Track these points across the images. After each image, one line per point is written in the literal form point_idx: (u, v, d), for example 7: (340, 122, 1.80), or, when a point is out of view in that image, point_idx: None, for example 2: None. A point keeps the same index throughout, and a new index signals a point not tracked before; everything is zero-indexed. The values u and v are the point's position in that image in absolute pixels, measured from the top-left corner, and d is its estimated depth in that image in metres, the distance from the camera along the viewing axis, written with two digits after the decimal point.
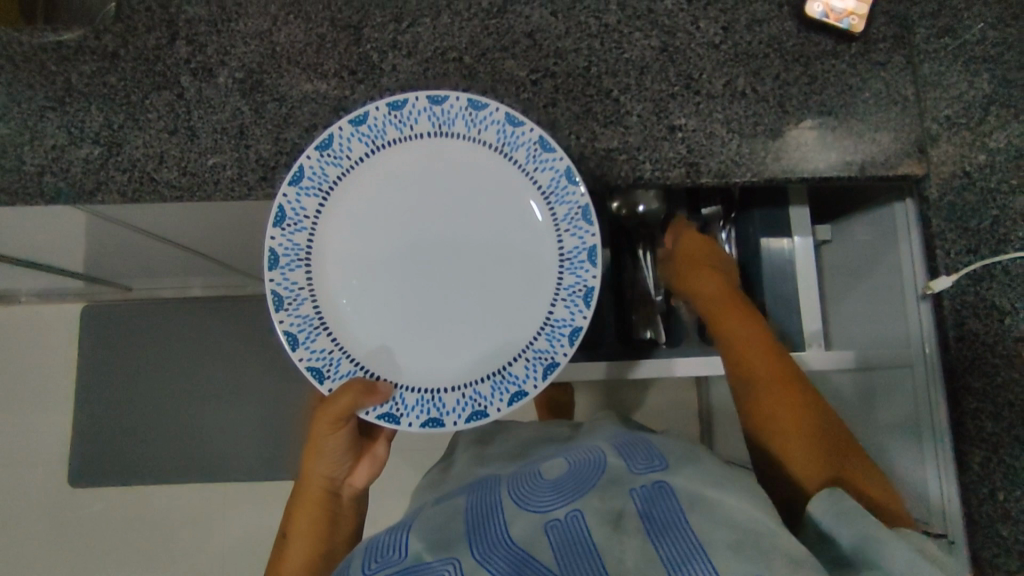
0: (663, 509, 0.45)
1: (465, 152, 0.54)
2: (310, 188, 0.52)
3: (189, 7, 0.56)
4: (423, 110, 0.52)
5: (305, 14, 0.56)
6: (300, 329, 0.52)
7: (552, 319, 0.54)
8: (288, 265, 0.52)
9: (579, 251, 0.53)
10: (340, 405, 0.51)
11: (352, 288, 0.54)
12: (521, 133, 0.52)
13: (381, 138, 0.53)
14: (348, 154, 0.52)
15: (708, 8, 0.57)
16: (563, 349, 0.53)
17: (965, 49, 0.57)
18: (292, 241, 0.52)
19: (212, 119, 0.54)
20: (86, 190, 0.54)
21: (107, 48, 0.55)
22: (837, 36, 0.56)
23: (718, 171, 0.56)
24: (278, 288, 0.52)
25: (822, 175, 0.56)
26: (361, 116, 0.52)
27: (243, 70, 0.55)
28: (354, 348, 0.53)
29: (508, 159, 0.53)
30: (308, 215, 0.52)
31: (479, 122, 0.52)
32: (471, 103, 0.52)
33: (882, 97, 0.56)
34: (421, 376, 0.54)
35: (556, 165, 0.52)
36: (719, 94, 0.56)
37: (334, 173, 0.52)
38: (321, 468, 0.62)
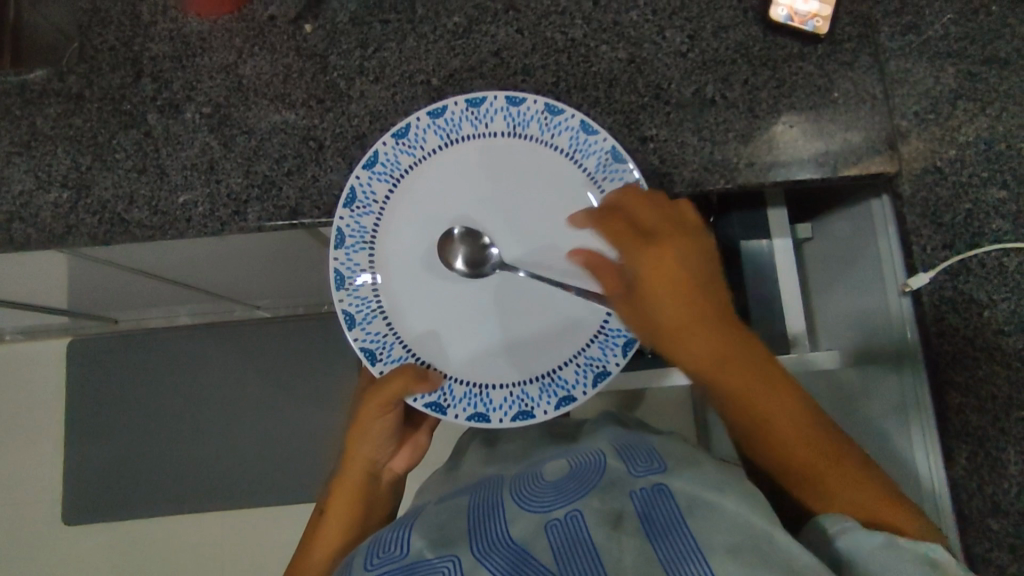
0: (662, 510, 0.45)
1: (540, 155, 0.56)
2: (382, 173, 0.54)
3: (153, 45, 0.56)
4: (500, 109, 0.54)
5: (270, 45, 0.56)
6: (358, 310, 0.54)
7: (606, 329, 0.55)
8: (352, 246, 0.54)
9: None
10: (392, 389, 0.52)
11: (419, 275, 0.56)
12: (594, 141, 0.54)
13: (456, 133, 0.55)
14: (422, 145, 0.55)
15: (673, 17, 0.57)
16: (615, 359, 0.54)
17: (929, 45, 0.57)
18: (359, 224, 0.54)
19: (180, 155, 0.54)
20: (57, 233, 0.53)
21: (72, 90, 0.55)
22: (802, 38, 0.56)
23: (692, 181, 0.56)
24: (340, 267, 0.54)
25: (793, 179, 0.56)
26: (439, 109, 0.54)
27: (210, 105, 0.55)
28: (402, 330, 0.55)
29: (578, 165, 0.55)
30: (378, 199, 0.54)
31: (554, 126, 0.54)
32: (548, 108, 0.54)
33: (851, 97, 0.56)
34: (465, 367, 0.54)
35: (626, 175, 0.53)
36: (688, 103, 0.56)
37: (407, 162, 0.55)
38: (366, 451, 0.62)
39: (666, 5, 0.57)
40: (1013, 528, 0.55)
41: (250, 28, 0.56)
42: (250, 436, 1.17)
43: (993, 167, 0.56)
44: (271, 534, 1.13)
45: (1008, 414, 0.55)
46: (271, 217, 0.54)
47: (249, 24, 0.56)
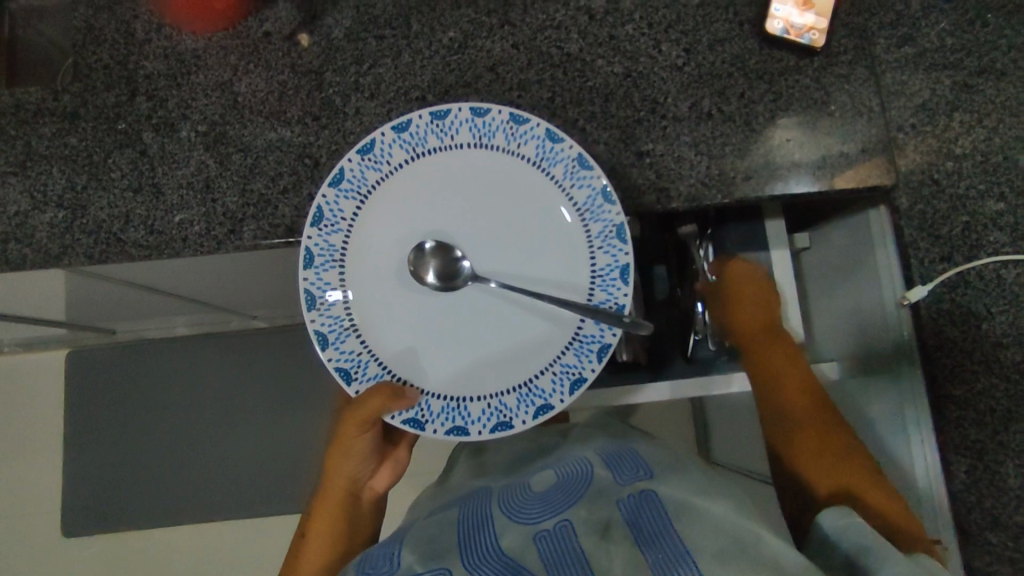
0: (650, 517, 0.45)
1: (505, 165, 0.54)
2: (349, 190, 0.53)
3: (147, 63, 0.55)
4: (465, 121, 0.53)
5: (265, 62, 0.55)
6: (331, 329, 0.52)
7: (580, 335, 0.53)
8: (322, 265, 0.53)
9: (612, 269, 0.53)
10: (367, 408, 0.51)
11: (387, 295, 0.54)
12: (561, 150, 0.53)
13: (421, 146, 0.53)
14: (388, 159, 0.53)
15: (669, 31, 0.57)
16: (591, 365, 0.52)
17: (925, 57, 0.57)
18: (328, 242, 0.53)
19: (176, 174, 0.54)
20: (53, 254, 0.53)
21: (66, 110, 0.55)
22: (799, 51, 0.56)
23: (689, 195, 0.56)
24: (312, 288, 0.52)
25: (788, 192, 0.56)
26: (404, 123, 0.53)
27: (205, 123, 0.55)
28: (377, 352, 0.53)
29: (547, 175, 0.54)
30: (346, 217, 0.53)
31: (520, 136, 0.53)
32: (513, 118, 0.52)
33: (847, 110, 0.56)
34: (443, 385, 0.53)
35: (593, 183, 0.53)
36: (685, 117, 0.56)
37: (374, 177, 0.53)
38: (346, 469, 0.62)
39: (662, 19, 0.57)
40: (1012, 541, 0.55)
41: (245, 45, 0.56)
42: (249, 445, 1.17)
43: (990, 179, 0.56)
44: (271, 543, 1.13)
45: (1007, 428, 0.55)
46: (267, 235, 0.54)
47: (244, 41, 0.56)
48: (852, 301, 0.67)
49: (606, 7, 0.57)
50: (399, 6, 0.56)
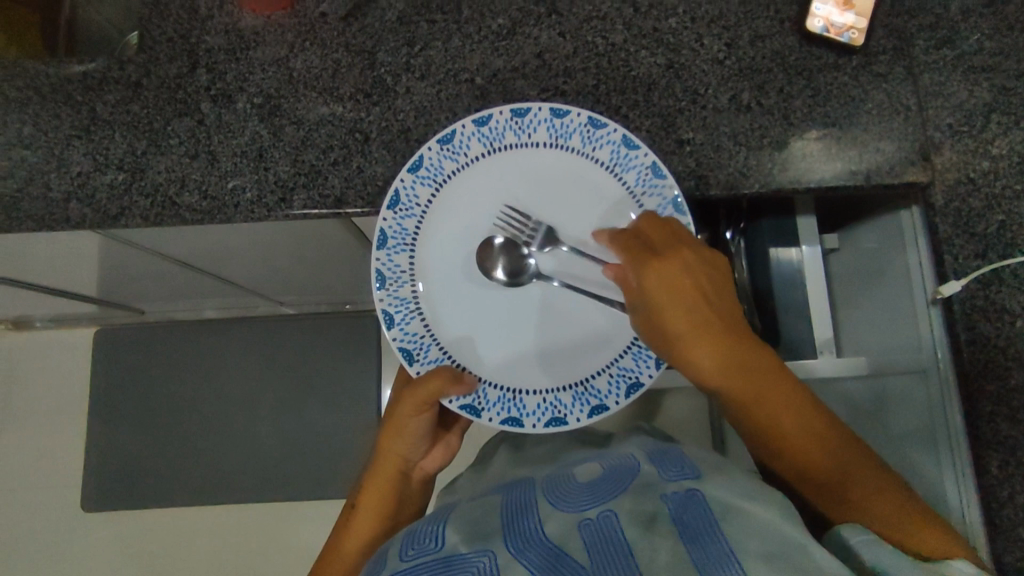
0: (696, 514, 0.45)
1: (580, 169, 0.58)
2: (426, 177, 0.56)
3: (208, 37, 0.58)
4: (544, 120, 0.56)
5: (321, 41, 0.58)
6: (397, 310, 0.56)
7: (640, 341, 0.56)
8: (395, 247, 0.56)
9: None
10: (429, 388, 0.54)
11: (460, 280, 0.58)
12: (636, 156, 0.55)
13: (500, 141, 0.57)
14: (466, 151, 0.56)
15: (711, 26, 0.59)
16: (648, 372, 0.55)
17: (963, 59, 0.59)
18: (402, 226, 0.56)
19: (231, 143, 0.56)
20: (110, 214, 0.55)
21: (131, 79, 0.57)
22: (837, 48, 0.58)
23: (727, 183, 0.57)
24: (383, 268, 0.56)
25: (826, 184, 0.57)
26: (485, 117, 0.55)
27: (262, 95, 0.57)
28: (439, 334, 0.57)
29: (618, 179, 0.57)
30: (421, 202, 0.56)
31: (595, 139, 0.56)
32: (592, 121, 0.55)
33: (885, 108, 0.58)
34: (501, 372, 0.56)
35: (666, 192, 0.55)
36: (724, 109, 0.57)
37: (450, 167, 0.56)
38: (399, 447, 0.63)
39: (705, 14, 0.59)
40: None
41: (302, 24, 0.58)
42: (271, 432, 1.18)
43: None
44: (288, 529, 1.14)
45: None
46: (316, 206, 0.55)
47: (302, 20, 0.58)
48: (884, 304, 0.68)
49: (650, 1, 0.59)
50: None
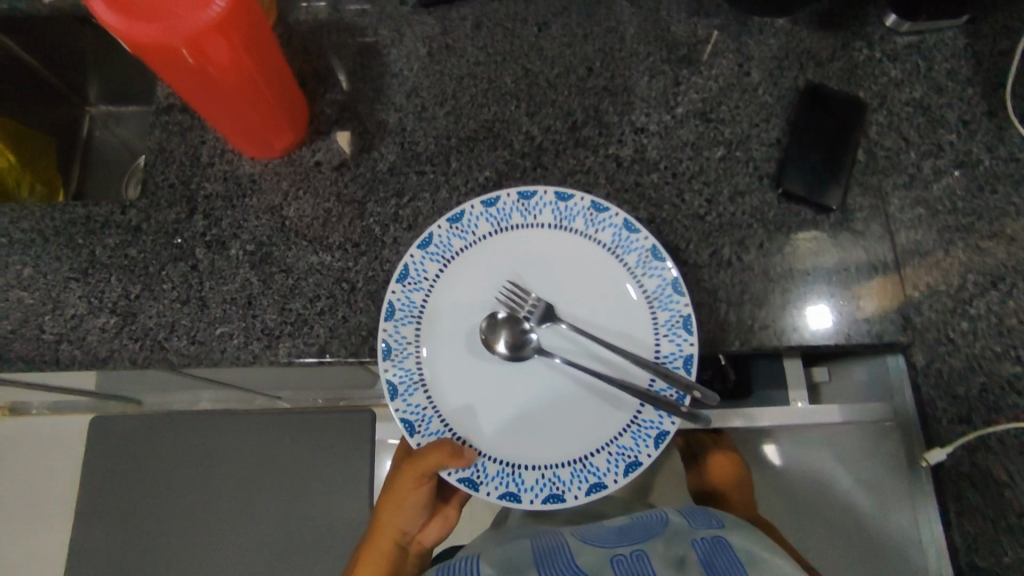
0: (723, 558, 0.45)
1: (584, 249, 0.57)
2: (434, 254, 0.56)
3: (208, 184, 0.60)
4: (549, 203, 0.57)
5: (315, 189, 0.60)
6: (401, 380, 0.54)
7: (639, 419, 0.53)
8: (401, 318, 0.55)
9: (675, 356, 0.54)
10: (428, 462, 0.51)
11: (460, 355, 0.55)
12: (637, 239, 0.56)
13: (506, 221, 0.57)
14: (474, 231, 0.57)
15: (692, 181, 0.61)
16: (648, 451, 0.52)
17: (938, 219, 0.60)
18: (410, 298, 0.56)
19: (222, 289, 0.57)
20: (100, 356, 0.56)
21: (132, 222, 0.59)
22: (812, 205, 0.60)
23: (707, 340, 0.57)
24: (389, 339, 0.54)
25: (808, 341, 0.57)
26: (493, 199, 0.57)
27: (254, 243, 0.59)
28: (442, 408, 0.54)
29: (620, 261, 0.56)
30: (429, 276, 0.56)
31: (599, 222, 0.57)
32: (595, 205, 0.57)
33: (863, 265, 0.59)
34: (502, 447, 0.53)
35: (664, 273, 0.55)
36: (705, 264, 0.59)
37: (458, 245, 0.57)
38: (397, 521, 0.62)
39: (686, 170, 0.61)
40: None
41: (298, 172, 0.61)
42: None
43: (1005, 341, 0.58)
44: None
45: None
46: (301, 353, 0.56)
47: (297, 169, 0.61)
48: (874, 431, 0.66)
49: (633, 156, 0.61)
50: (442, 146, 0.61)
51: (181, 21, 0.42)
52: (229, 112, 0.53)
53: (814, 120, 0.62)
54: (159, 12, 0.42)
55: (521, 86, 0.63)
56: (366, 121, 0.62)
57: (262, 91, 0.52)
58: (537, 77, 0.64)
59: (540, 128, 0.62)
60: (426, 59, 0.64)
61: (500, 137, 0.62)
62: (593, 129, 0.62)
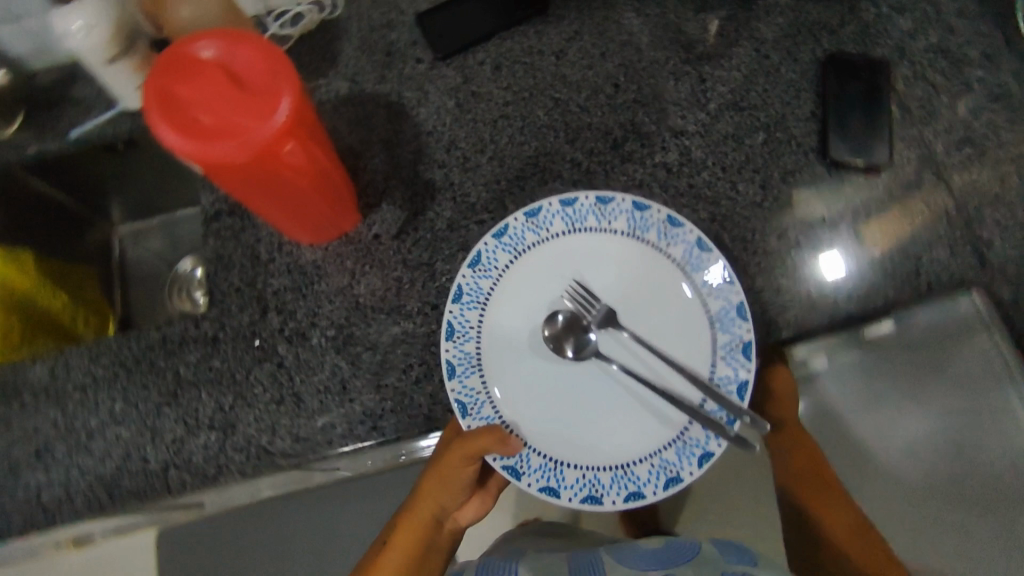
0: None
1: (652, 260, 0.57)
2: (507, 245, 0.57)
3: (273, 279, 0.60)
4: (625, 211, 0.57)
5: (380, 262, 0.60)
6: (460, 361, 0.54)
7: (686, 435, 0.53)
8: (467, 303, 0.56)
9: (730, 381, 0.54)
10: (471, 446, 0.51)
11: (519, 344, 0.56)
12: (708, 258, 0.55)
13: (580, 223, 0.57)
14: (548, 227, 0.57)
15: (742, 171, 0.61)
16: (689, 469, 0.52)
17: (987, 155, 0.61)
18: (478, 284, 0.56)
19: (313, 380, 0.57)
20: (209, 474, 0.56)
21: (208, 334, 0.59)
22: (864, 168, 0.61)
23: (796, 322, 0.58)
24: (453, 320, 0.55)
25: (890, 302, 0.58)
26: (571, 199, 0.57)
27: (334, 327, 0.59)
28: (495, 390, 0.55)
29: (687, 278, 0.56)
30: (500, 266, 0.57)
31: (672, 236, 0.56)
32: (670, 219, 0.56)
33: (928, 215, 0.59)
34: (546, 438, 0.54)
35: (731, 296, 0.55)
36: (775, 249, 0.59)
37: (531, 239, 0.57)
38: (441, 497, 0.55)
39: (734, 162, 0.62)
40: None
41: (359, 249, 0.61)
42: None
43: None
44: None
45: None
46: (406, 428, 0.56)
47: (357, 245, 0.61)
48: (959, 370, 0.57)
49: (679, 160, 0.62)
50: (492, 192, 0.62)
51: (253, 132, 0.43)
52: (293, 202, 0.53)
53: (843, 86, 0.63)
54: (231, 130, 0.43)
55: (554, 115, 0.64)
56: (412, 183, 0.62)
57: (324, 184, 0.52)
58: (567, 104, 0.64)
59: (582, 152, 0.63)
60: (455, 110, 0.65)
61: (547, 170, 0.62)
62: (634, 142, 0.63)
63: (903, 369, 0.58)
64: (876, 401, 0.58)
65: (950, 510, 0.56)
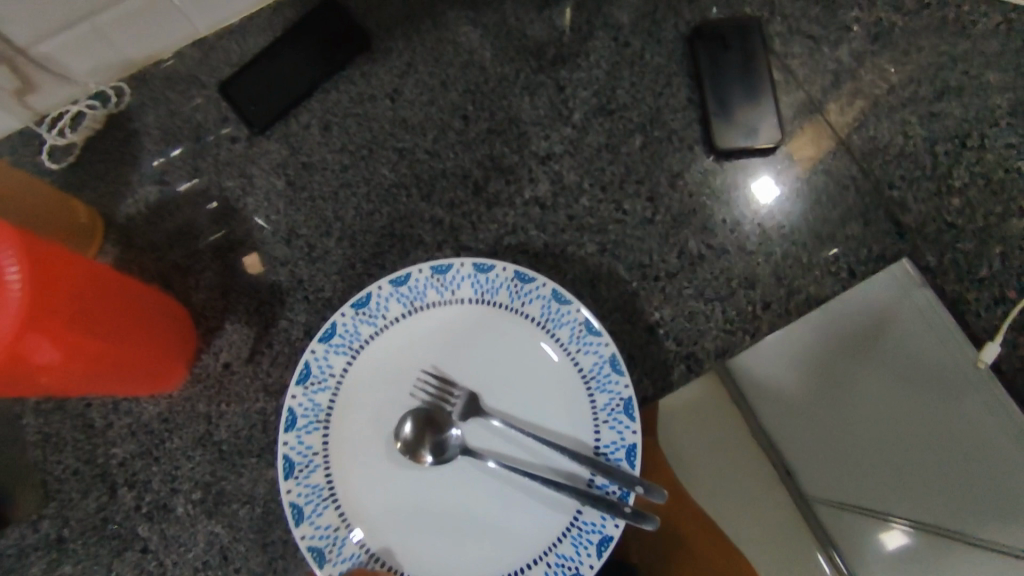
0: None
1: (508, 325, 0.49)
2: (341, 345, 0.48)
3: (117, 447, 0.50)
4: (467, 277, 0.49)
5: (238, 395, 0.51)
6: (307, 500, 0.46)
7: (579, 521, 0.46)
8: (305, 427, 0.47)
9: (618, 447, 0.47)
10: None
11: (375, 459, 0.48)
12: (568, 312, 0.48)
13: (420, 300, 0.49)
14: (384, 313, 0.49)
15: (624, 186, 0.53)
16: (589, 561, 0.45)
17: (881, 104, 0.54)
18: (314, 400, 0.48)
19: (187, 558, 0.48)
20: None
21: (49, 536, 0.49)
22: (755, 151, 0.53)
23: (719, 348, 0.50)
24: (291, 453, 0.46)
25: (815, 297, 0.51)
26: (403, 276, 0.48)
27: (199, 487, 0.49)
28: (355, 521, 0.47)
29: (550, 337, 0.48)
30: (335, 372, 0.48)
31: (524, 294, 0.49)
32: (519, 275, 0.48)
33: (832, 190, 0.53)
34: (422, 559, 0.47)
35: (601, 349, 0.47)
36: (679, 269, 0.51)
37: (367, 331, 0.49)
38: None
39: (613, 178, 0.54)
40: None
41: (209, 386, 0.51)
42: None
43: (1000, 200, 0.52)
44: None
45: None
46: None
47: (206, 382, 0.51)
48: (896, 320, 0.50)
49: (552, 190, 0.53)
50: (349, 279, 0.53)
51: None
52: (107, 383, 0.44)
53: (716, 60, 0.55)
54: None
55: (402, 171, 0.55)
56: (255, 291, 0.53)
57: (132, 344, 0.44)
58: (413, 153, 0.55)
59: (442, 207, 0.54)
60: (288, 190, 0.55)
61: (406, 238, 0.53)
62: (497, 181, 0.54)
63: (845, 330, 0.50)
64: (816, 377, 0.49)
65: (948, 475, 0.47)
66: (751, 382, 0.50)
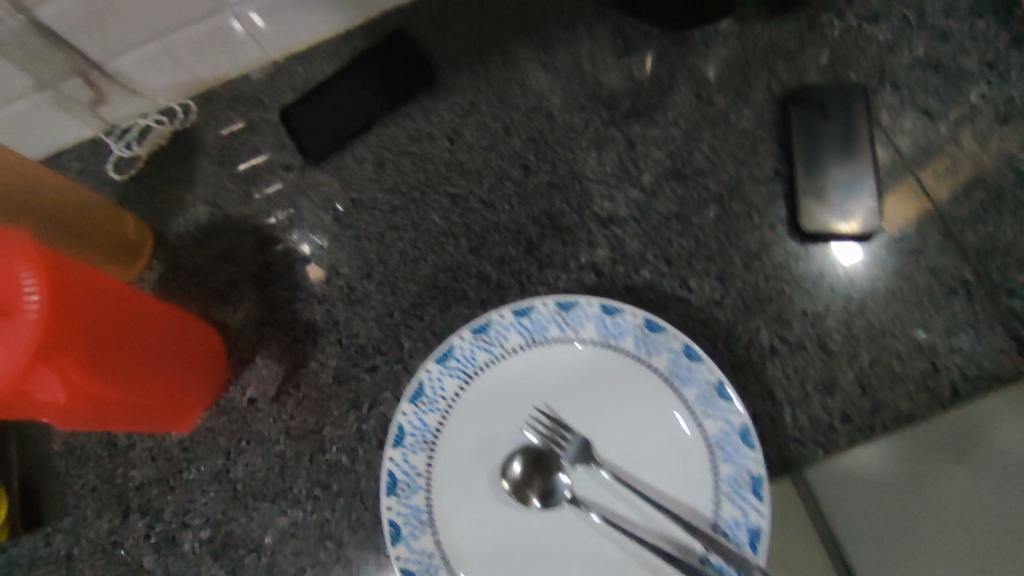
0: None
1: (633, 373, 0.44)
2: (456, 369, 0.44)
3: (135, 470, 0.49)
4: (594, 317, 0.44)
5: (259, 435, 0.49)
6: (406, 521, 0.42)
7: None
8: (412, 446, 0.43)
9: (738, 524, 0.41)
10: None
11: (477, 487, 0.43)
12: (700, 369, 0.43)
13: (541, 335, 0.45)
14: (503, 343, 0.45)
15: (692, 261, 0.48)
16: None
17: (1005, 198, 0.47)
18: (422, 421, 0.44)
19: None
20: None
21: (60, 552, 0.48)
22: (848, 237, 0.47)
23: (783, 459, 0.44)
24: (395, 469, 0.43)
25: (905, 414, 0.44)
26: (526, 307, 0.44)
27: (209, 525, 0.48)
28: (451, 550, 0.42)
29: (676, 395, 0.43)
30: (447, 396, 0.44)
31: (651, 344, 0.44)
32: (649, 323, 0.44)
33: (936, 291, 0.46)
34: None
35: (732, 417, 0.42)
36: (744, 362, 0.46)
37: (483, 359, 0.45)
38: None
39: (679, 251, 0.49)
40: None
41: (232, 420, 0.50)
42: None
43: None
44: None
45: None
46: None
47: (230, 416, 0.50)
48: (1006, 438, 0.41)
49: (612, 257, 0.49)
50: (385, 327, 0.50)
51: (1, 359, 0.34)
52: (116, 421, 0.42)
53: (811, 131, 0.49)
54: None
55: (453, 218, 0.52)
56: (289, 327, 0.51)
57: (148, 381, 0.42)
58: (467, 201, 0.52)
59: (491, 262, 0.50)
60: (335, 226, 0.53)
61: (450, 291, 0.50)
62: (553, 240, 0.50)
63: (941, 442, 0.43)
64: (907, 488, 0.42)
65: None
66: (825, 474, 0.44)
